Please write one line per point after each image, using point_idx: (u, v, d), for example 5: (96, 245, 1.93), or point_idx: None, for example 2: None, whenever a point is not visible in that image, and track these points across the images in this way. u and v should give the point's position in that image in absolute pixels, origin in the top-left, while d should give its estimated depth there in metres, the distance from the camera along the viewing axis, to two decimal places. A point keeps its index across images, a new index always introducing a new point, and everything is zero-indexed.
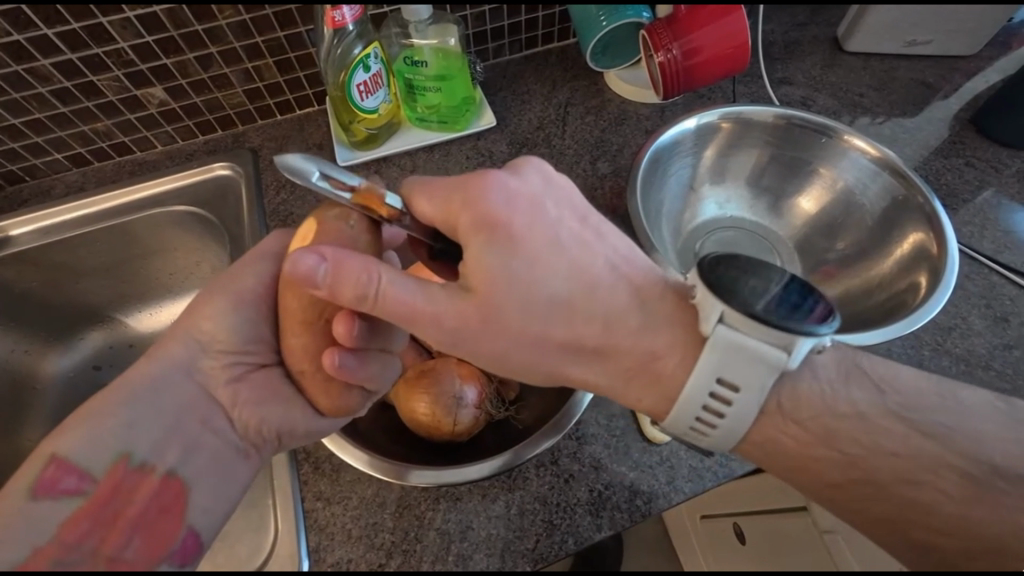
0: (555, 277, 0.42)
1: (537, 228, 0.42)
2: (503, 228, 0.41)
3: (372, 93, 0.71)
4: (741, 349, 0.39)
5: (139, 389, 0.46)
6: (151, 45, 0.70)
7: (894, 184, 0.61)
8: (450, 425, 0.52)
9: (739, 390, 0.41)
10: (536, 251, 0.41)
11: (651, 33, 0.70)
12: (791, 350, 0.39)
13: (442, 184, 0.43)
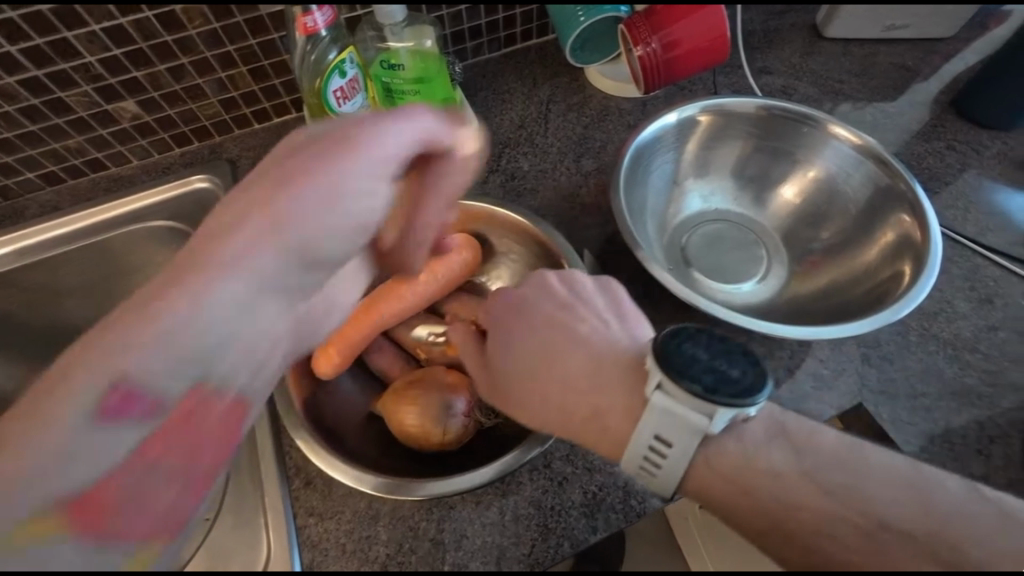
0: (534, 349, 0.47)
1: (533, 312, 0.49)
2: (502, 315, 0.49)
3: (349, 99, 0.70)
4: (676, 415, 0.40)
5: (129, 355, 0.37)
6: (120, 58, 0.68)
7: (877, 171, 0.61)
8: (441, 436, 0.52)
9: (672, 448, 0.41)
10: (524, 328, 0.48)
11: (628, 28, 0.70)
12: (714, 416, 0.40)
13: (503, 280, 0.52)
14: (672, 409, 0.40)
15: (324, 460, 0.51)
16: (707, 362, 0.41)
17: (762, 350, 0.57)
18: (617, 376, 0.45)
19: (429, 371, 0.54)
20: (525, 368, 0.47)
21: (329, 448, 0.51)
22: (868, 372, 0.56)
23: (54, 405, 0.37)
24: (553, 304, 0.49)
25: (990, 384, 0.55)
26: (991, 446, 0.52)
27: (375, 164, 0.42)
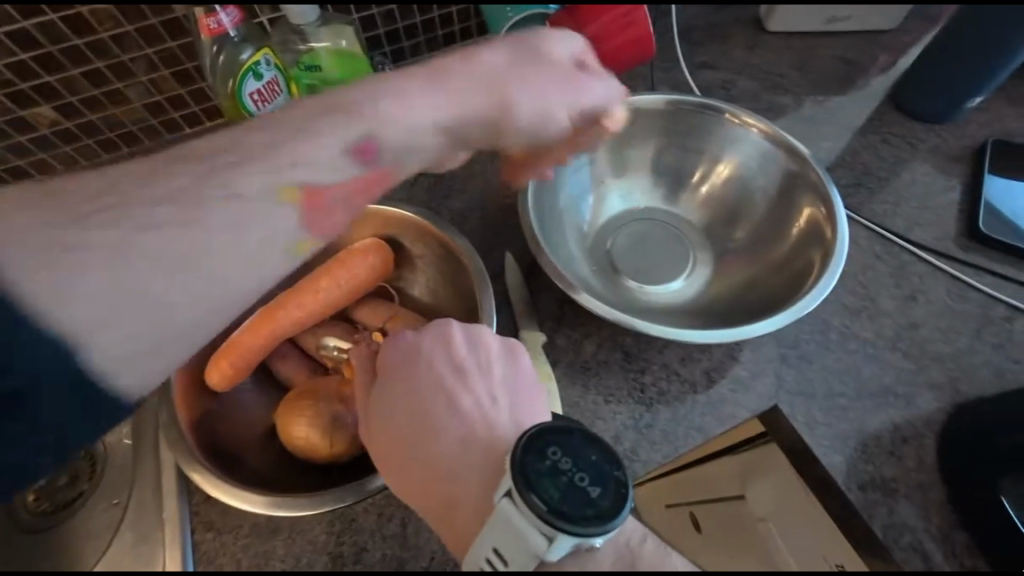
0: (407, 424, 0.43)
1: (421, 377, 0.44)
2: (388, 379, 0.45)
3: (269, 101, 0.68)
4: (518, 535, 0.36)
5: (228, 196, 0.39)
6: (28, 63, 0.66)
7: (787, 162, 0.59)
8: (328, 447, 0.49)
9: (506, 568, 0.36)
10: (405, 389, 0.44)
11: (553, 26, 0.68)
12: (555, 541, 0.35)
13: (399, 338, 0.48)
14: (517, 524, 0.36)
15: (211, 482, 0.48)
16: (568, 480, 0.37)
17: (678, 352, 0.57)
18: (484, 463, 0.41)
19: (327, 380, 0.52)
20: (394, 437, 0.43)
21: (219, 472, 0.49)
22: (786, 373, 0.55)
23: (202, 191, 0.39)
24: (446, 368, 0.45)
25: (908, 383, 0.54)
26: (905, 447, 0.51)
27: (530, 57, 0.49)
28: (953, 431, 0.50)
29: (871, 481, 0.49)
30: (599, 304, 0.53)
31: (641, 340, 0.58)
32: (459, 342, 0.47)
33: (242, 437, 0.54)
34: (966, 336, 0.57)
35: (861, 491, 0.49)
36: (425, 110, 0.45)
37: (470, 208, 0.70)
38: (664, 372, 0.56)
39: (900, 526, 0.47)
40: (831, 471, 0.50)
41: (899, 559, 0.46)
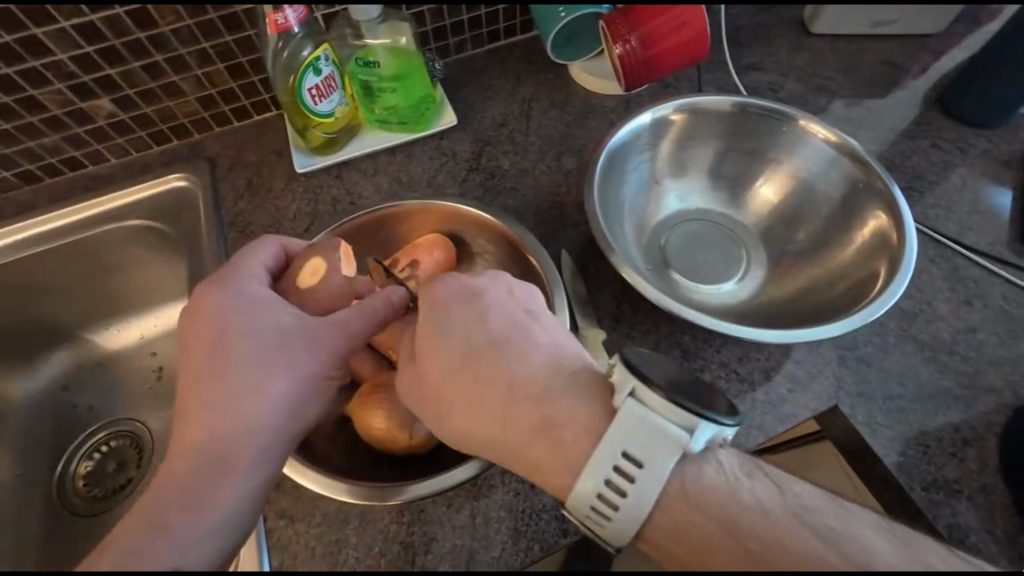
0: (473, 357, 0.44)
1: (477, 319, 0.45)
2: (444, 317, 0.46)
3: (326, 97, 0.69)
4: (650, 428, 0.37)
5: (225, 392, 0.44)
6: (92, 56, 0.67)
7: (853, 170, 0.60)
8: (407, 438, 0.52)
9: (646, 466, 0.37)
10: (462, 322, 0.46)
11: (608, 25, 0.69)
12: (695, 431, 0.37)
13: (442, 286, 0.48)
14: (648, 418, 0.37)
15: (298, 475, 0.50)
16: (676, 377, 0.40)
17: (737, 352, 0.57)
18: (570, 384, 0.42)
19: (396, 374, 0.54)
20: (464, 375, 0.44)
21: (301, 459, 0.51)
22: (845, 374, 0.56)
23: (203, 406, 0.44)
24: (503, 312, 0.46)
25: (966, 386, 0.55)
26: (966, 449, 0.51)
27: (226, 338, 0.46)
28: (1014, 434, 0.51)
29: (933, 483, 0.50)
30: (653, 290, 0.53)
31: (699, 339, 0.59)
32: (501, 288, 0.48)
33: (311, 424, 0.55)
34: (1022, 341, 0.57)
35: (924, 492, 0.50)
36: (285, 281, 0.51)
37: (522, 205, 0.71)
38: (722, 371, 0.57)
39: (964, 527, 0.48)
40: (893, 472, 0.51)
41: None
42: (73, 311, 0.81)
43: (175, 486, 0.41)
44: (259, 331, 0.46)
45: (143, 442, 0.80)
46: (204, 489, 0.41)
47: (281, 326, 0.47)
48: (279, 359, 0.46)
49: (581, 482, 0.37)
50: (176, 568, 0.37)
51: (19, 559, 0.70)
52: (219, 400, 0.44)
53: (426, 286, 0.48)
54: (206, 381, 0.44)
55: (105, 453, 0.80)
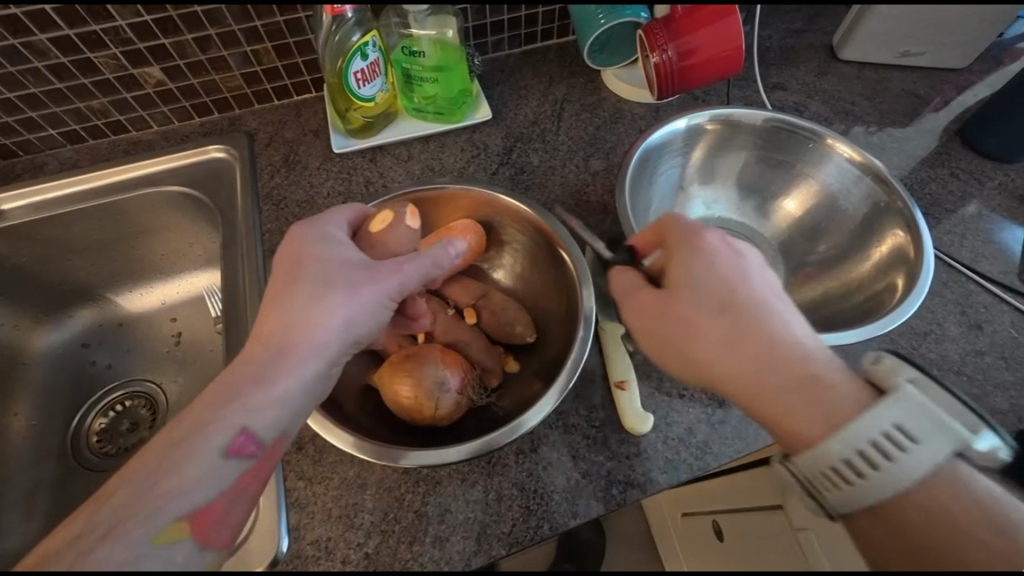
0: (732, 312, 0.43)
1: (733, 269, 0.45)
2: (710, 255, 0.46)
3: (369, 81, 0.72)
4: (923, 406, 0.36)
5: (296, 299, 0.48)
6: (150, 25, 0.69)
7: (877, 190, 0.62)
8: (433, 409, 0.54)
9: (915, 447, 0.35)
10: (728, 281, 0.45)
11: (647, 34, 0.71)
12: (980, 435, 0.36)
13: (710, 245, 0.47)
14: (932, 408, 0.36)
15: (326, 430, 0.52)
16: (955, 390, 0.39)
17: None
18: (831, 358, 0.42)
19: (427, 347, 0.56)
20: (727, 325, 0.43)
21: (328, 416, 0.53)
22: None
23: (280, 309, 0.48)
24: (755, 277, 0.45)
25: (971, 406, 0.56)
26: None
27: (308, 273, 0.49)
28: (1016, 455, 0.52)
29: None
30: None
31: None
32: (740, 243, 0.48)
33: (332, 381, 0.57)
34: None
35: None
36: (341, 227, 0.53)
37: (549, 201, 0.73)
38: None
39: None
40: None
41: None
42: (101, 269, 0.83)
43: (248, 373, 0.45)
44: (337, 269, 0.49)
45: (157, 403, 0.81)
46: (271, 373, 0.46)
47: (354, 266, 0.50)
48: (344, 297, 0.48)
49: (819, 448, 0.36)
50: (246, 425, 0.43)
51: (30, 506, 0.71)
52: (290, 311, 0.47)
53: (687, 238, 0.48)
54: (280, 294, 0.48)
55: (119, 411, 0.81)
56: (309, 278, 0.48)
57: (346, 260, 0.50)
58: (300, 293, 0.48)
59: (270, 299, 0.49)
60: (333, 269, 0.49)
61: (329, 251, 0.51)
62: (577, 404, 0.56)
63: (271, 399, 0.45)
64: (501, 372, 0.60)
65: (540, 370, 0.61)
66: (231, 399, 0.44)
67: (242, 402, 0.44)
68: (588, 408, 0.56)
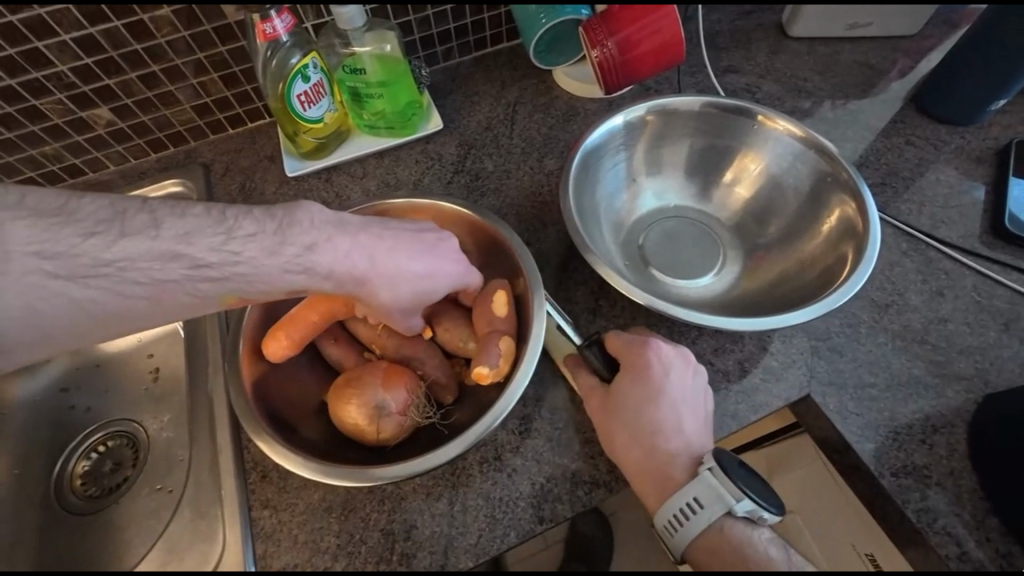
0: (646, 428, 0.50)
1: (659, 388, 0.51)
2: (645, 375, 0.51)
3: (314, 103, 0.72)
4: (717, 490, 0.46)
5: (409, 265, 0.53)
6: (91, 67, 0.70)
7: (821, 163, 0.61)
8: (375, 433, 0.54)
9: None
10: (649, 400, 0.51)
11: (586, 30, 0.71)
12: None
13: (638, 363, 0.52)
14: None
15: (273, 451, 0.51)
16: None
17: (713, 343, 0.59)
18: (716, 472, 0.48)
19: (371, 367, 0.56)
20: (639, 435, 0.50)
21: (273, 435, 0.52)
22: (818, 365, 0.57)
23: (401, 258, 0.53)
24: (675, 399, 0.51)
25: (936, 374, 0.56)
26: (935, 436, 0.52)
27: (423, 241, 0.55)
28: (981, 422, 0.52)
29: (903, 468, 0.51)
30: (639, 292, 0.54)
31: (675, 332, 0.60)
32: (674, 357, 0.52)
33: (292, 408, 0.58)
34: (993, 330, 0.59)
35: (894, 477, 0.51)
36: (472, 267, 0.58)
37: (505, 205, 0.72)
38: (698, 362, 0.58)
39: (933, 511, 0.49)
40: (864, 458, 0.52)
41: (931, 543, 0.48)
42: None
43: (345, 261, 0.51)
44: (437, 259, 0.54)
45: (139, 441, 0.74)
46: (354, 271, 0.51)
47: (452, 273, 0.56)
48: (411, 274, 0.53)
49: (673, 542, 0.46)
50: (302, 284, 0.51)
51: (11, 557, 0.66)
52: (396, 266, 0.52)
53: (627, 351, 0.53)
54: (409, 244, 0.54)
55: (101, 452, 0.74)
56: (424, 269, 0.54)
57: (444, 262, 0.55)
58: (413, 268, 0.53)
59: (404, 235, 0.54)
60: (442, 266, 0.55)
61: (443, 244, 0.56)
62: (539, 407, 0.56)
63: (324, 266, 0.50)
64: (455, 388, 0.60)
65: None
66: (324, 263, 0.50)
67: (326, 245, 0.50)
68: (551, 410, 0.56)
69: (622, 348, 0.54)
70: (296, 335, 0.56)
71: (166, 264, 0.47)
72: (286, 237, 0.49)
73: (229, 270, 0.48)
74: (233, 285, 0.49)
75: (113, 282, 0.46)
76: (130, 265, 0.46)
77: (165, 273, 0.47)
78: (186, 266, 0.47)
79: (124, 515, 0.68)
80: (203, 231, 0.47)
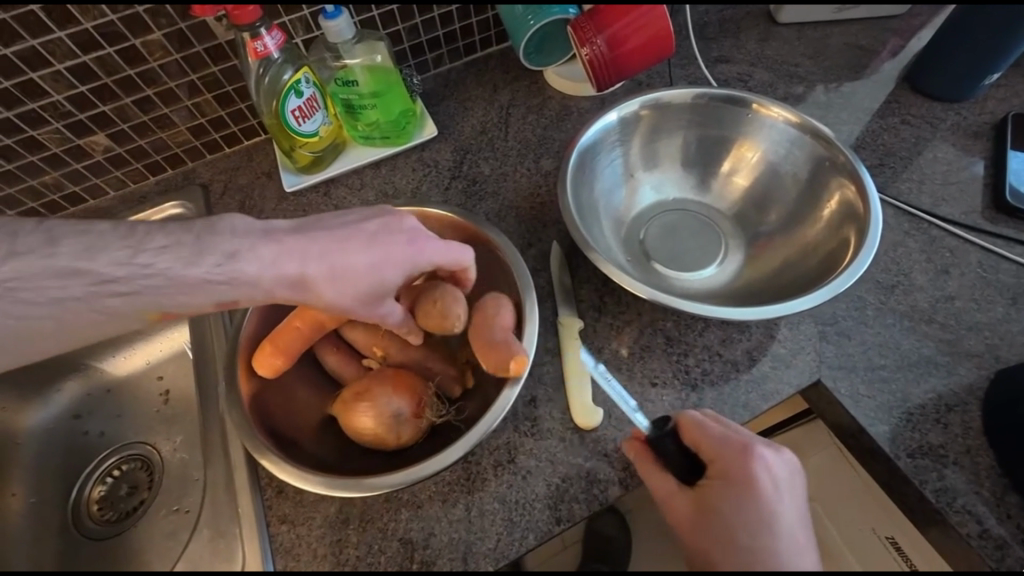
0: (752, 551, 0.44)
1: (769, 501, 0.46)
2: (752, 488, 0.46)
3: (309, 117, 0.72)
4: None
5: (345, 261, 0.51)
6: (86, 95, 0.70)
7: (817, 148, 0.61)
8: (395, 438, 0.55)
9: None
10: (756, 517, 0.45)
11: (575, 29, 0.71)
12: None
13: (742, 473, 0.47)
14: None
15: (276, 466, 0.52)
16: None
17: (720, 335, 0.59)
18: None
19: (376, 376, 0.56)
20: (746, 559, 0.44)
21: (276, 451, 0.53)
22: (826, 349, 0.57)
23: (334, 255, 0.51)
24: (783, 515, 0.46)
25: (946, 352, 0.56)
26: (949, 415, 0.52)
27: (364, 230, 0.52)
28: (995, 399, 0.51)
29: (919, 449, 0.51)
30: (642, 287, 0.55)
31: (682, 325, 0.60)
32: (778, 462, 0.48)
33: (297, 428, 0.58)
34: (1001, 305, 0.58)
35: (910, 458, 0.50)
36: (432, 251, 0.54)
37: (503, 208, 0.72)
38: (707, 354, 0.58)
39: (952, 490, 0.49)
40: (879, 441, 0.51)
41: (952, 522, 0.48)
42: None
43: (274, 267, 0.51)
44: (384, 250, 0.52)
45: (152, 462, 0.74)
46: (287, 275, 0.51)
47: (405, 262, 0.52)
48: (355, 269, 0.51)
49: None
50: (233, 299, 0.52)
51: None
52: (332, 264, 0.51)
53: (731, 458, 0.47)
54: (344, 240, 0.52)
55: (116, 477, 0.74)
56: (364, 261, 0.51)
57: (391, 249, 0.52)
58: (351, 262, 0.51)
59: (340, 233, 0.52)
60: (386, 254, 0.52)
61: (385, 231, 0.53)
62: (550, 408, 0.56)
63: (251, 274, 0.50)
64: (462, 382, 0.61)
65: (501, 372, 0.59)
66: (249, 274, 0.51)
67: (248, 253, 0.50)
68: (562, 411, 0.56)
69: (720, 453, 0.48)
70: (287, 346, 0.56)
71: (62, 283, 0.51)
72: (202, 247, 0.51)
73: (133, 282, 0.51)
74: (144, 299, 0.52)
75: (11, 302, 0.52)
76: (20, 286, 0.51)
77: (66, 291, 0.51)
78: (87, 282, 0.51)
79: (142, 538, 0.68)
80: (105, 248, 0.51)
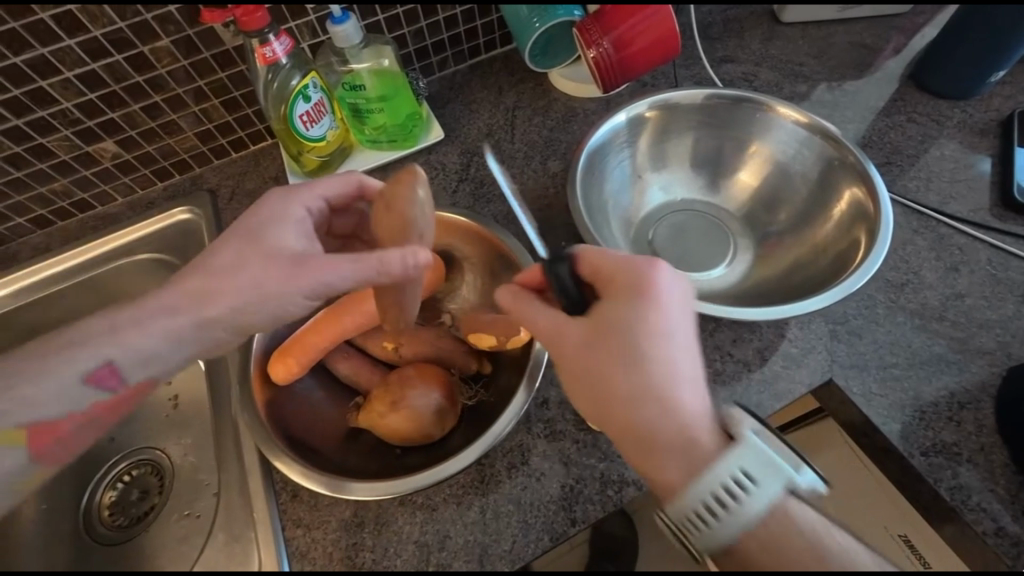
0: (630, 351, 0.43)
1: (640, 318, 0.44)
2: (645, 304, 0.44)
3: (316, 122, 0.72)
4: None
5: (228, 257, 0.50)
6: (95, 102, 0.71)
7: (825, 148, 0.62)
8: (440, 430, 0.56)
9: None
10: (641, 336, 0.44)
11: (581, 32, 0.71)
12: None
13: (641, 293, 0.45)
14: None
15: (293, 469, 0.52)
16: None
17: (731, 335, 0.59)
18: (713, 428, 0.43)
19: (404, 377, 0.56)
20: (623, 351, 0.44)
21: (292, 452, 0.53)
22: (837, 348, 0.57)
23: (214, 256, 0.51)
24: (664, 328, 0.44)
25: (958, 350, 0.56)
26: (962, 413, 0.52)
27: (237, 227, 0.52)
28: (1009, 396, 0.51)
29: (933, 448, 0.51)
30: None
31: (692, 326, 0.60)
32: (672, 287, 0.45)
33: (314, 432, 0.58)
34: (1012, 302, 0.58)
35: (924, 457, 0.50)
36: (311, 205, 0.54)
37: (511, 210, 0.73)
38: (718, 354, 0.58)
39: (966, 488, 0.49)
40: (892, 440, 0.52)
41: (967, 520, 0.48)
42: None
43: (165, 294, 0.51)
44: (265, 230, 0.51)
45: (163, 467, 0.74)
46: (186, 290, 0.50)
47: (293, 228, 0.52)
48: (250, 255, 0.50)
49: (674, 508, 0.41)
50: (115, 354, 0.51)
51: None
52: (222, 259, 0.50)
53: (632, 276, 0.46)
54: (226, 241, 0.52)
55: (127, 482, 0.75)
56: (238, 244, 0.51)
57: (270, 225, 0.52)
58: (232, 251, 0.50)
59: (221, 240, 0.52)
60: (261, 230, 0.51)
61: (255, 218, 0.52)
62: (563, 410, 0.56)
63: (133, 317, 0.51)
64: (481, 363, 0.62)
65: (512, 373, 0.60)
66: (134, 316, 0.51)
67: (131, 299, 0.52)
68: (575, 412, 0.56)
69: (620, 272, 0.47)
70: (306, 359, 0.57)
71: None
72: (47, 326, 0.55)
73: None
74: None
75: None
76: None
77: None
78: None
79: (155, 543, 0.69)
80: None
